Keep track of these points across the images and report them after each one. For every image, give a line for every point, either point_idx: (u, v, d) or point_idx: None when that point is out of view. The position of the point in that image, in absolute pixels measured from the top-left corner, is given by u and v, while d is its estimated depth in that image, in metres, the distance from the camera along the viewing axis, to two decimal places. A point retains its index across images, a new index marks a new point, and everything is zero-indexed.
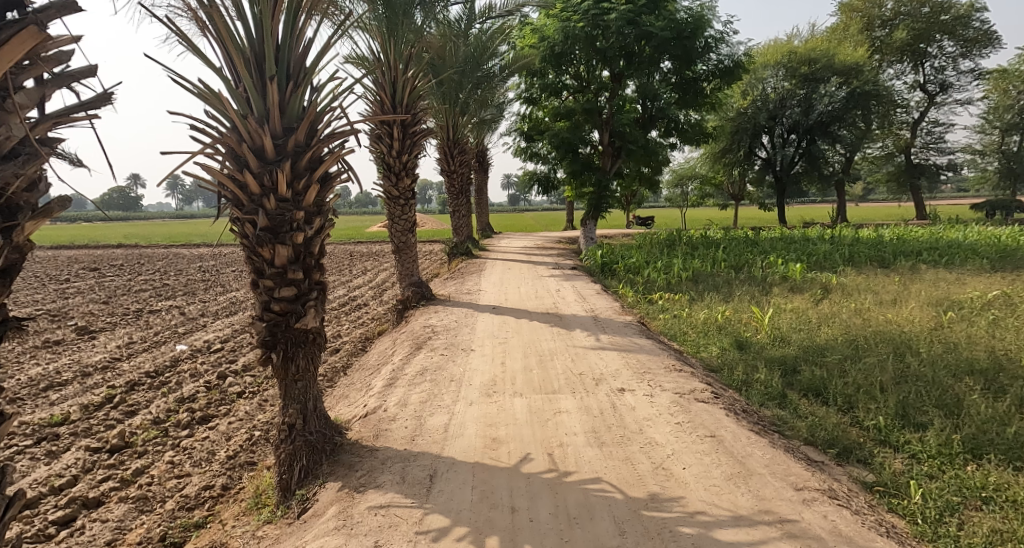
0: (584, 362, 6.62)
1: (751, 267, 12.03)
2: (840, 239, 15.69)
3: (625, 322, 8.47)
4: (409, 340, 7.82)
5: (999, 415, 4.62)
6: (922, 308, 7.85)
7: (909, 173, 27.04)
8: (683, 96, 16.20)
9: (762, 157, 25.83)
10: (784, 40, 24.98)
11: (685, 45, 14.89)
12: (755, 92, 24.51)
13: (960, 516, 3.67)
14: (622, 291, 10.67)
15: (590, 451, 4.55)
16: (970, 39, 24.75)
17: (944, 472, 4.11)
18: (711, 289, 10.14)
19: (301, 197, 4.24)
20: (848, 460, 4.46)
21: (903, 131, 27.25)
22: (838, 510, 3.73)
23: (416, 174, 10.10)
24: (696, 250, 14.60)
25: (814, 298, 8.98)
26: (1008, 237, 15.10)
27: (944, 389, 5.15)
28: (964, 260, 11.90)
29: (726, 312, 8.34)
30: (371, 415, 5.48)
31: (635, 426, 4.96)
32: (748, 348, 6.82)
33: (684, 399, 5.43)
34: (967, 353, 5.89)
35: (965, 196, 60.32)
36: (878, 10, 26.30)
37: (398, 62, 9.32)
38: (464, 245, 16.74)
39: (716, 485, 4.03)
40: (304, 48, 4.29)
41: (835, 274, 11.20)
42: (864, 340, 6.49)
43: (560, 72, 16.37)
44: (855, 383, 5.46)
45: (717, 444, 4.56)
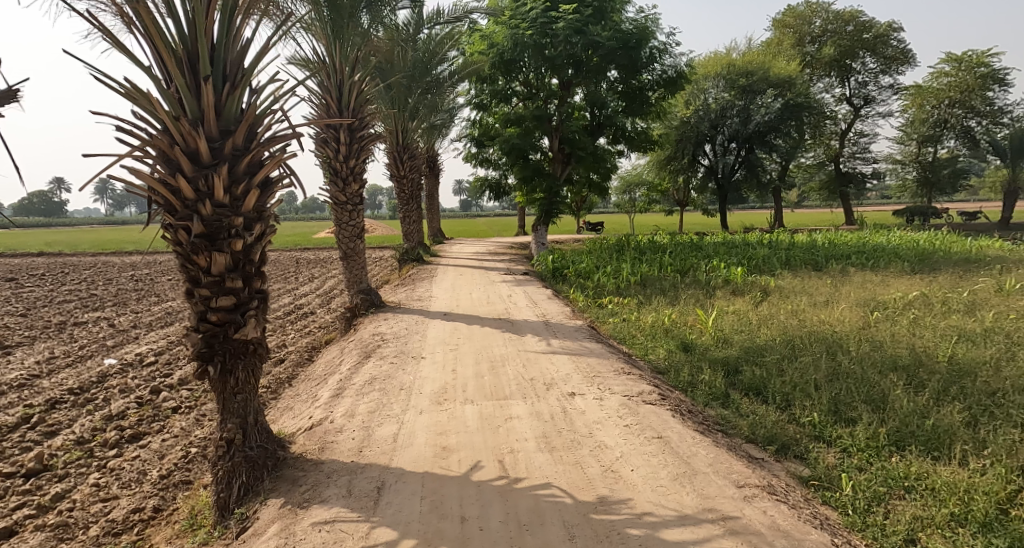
0: (536, 367, 6.65)
1: (696, 271, 12.43)
2: (777, 243, 16.40)
3: (576, 326, 8.58)
4: (358, 348, 7.66)
5: (919, 408, 4.91)
6: (852, 309, 8.31)
7: (838, 182, 28.65)
8: (630, 105, 16.56)
9: (704, 165, 26.76)
10: (723, 52, 26.08)
11: (632, 55, 15.30)
12: (697, 102, 25.30)
13: (886, 505, 3.86)
14: (573, 296, 10.82)
15: (541, 456, 4.56)
16: (889, 57, 26.54)
17: (872, 464, 4.33)
18: (659, 293, 10.40)
19: (240, 203, 4.08)
20: (786, 456, 4.64)
21: (832, 141, 28.86)
22: (776, 505, 3.88)
23: (363, 180, 9.93)
24: (644, 254, 14.95)
25: (755, 300, 9.35)
26: (926, 241, 16.22)
27: (872, 385, 5.44)
28: (888, 264, 12.71)
29: (673, 314, 8.58)
30: (318, 427, 5.32)
31: (586, 429, 5.01)
32: (693, 349, 7.03)
33: (632, 401, 5.53)
34: (891, 350, 6.26)
35: (888, 203, 64.52)
36: (807, 27, 27.83)
37: (344, 65, 9.13)
38: (415, 251, 16.54)
39: (664, 485, 4.12)
40: (242, 49, 4.14)
41: (774, 277, 11.71)
42: (800, 340, 6.80)
43: (510, 79, 16.44)
44: (791, 382, 5.71)
45: (664, 445, 4.66)
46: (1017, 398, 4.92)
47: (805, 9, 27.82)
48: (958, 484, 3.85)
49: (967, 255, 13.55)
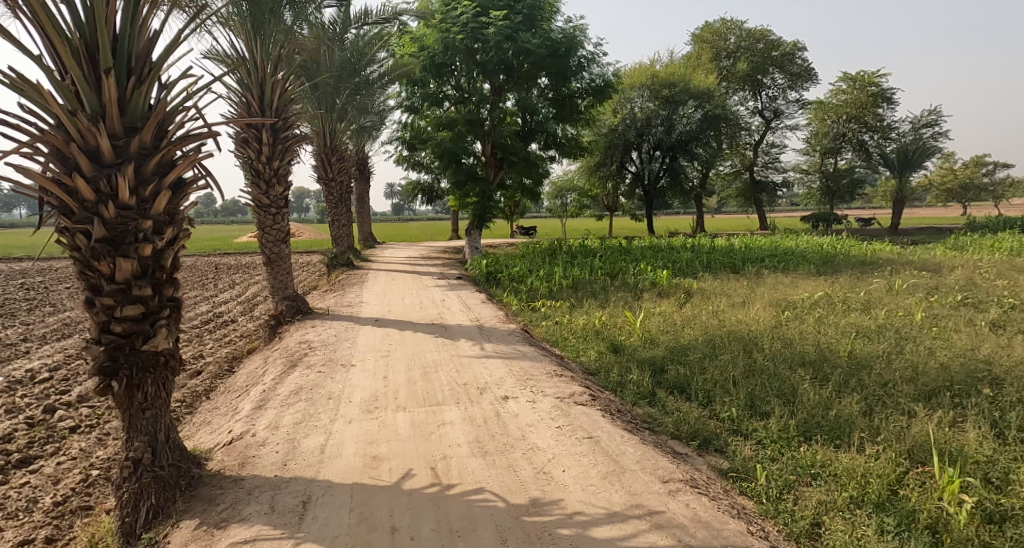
0: (469, 372, 6.63)
1: (624, 274, 12.84)
2: (699, 247, 17.21)
3: (509, 330, 8.64)
4: (282, 357, 7.34)
5: (823, 399, 5.29)
6: (766, 309, 8.83)
7: (753, 189, 30.48)
8: (560, 112, 16.85)
9: (631, 172, 27.64)
10: (648, 64, 27.12)
11: (561, 63, 15.67)
12: (624, 111, 26.16)
13: (795, 492, 4.12)
14: (507, 300, 10.88)
15: (473, 462, 4.54)
16: (795, 74, 28.59)
17: (783, 454, 4.62)
18: (589, 296, 10.66)
19: (149, 205, 3.82)
20: (707, 450, 4.87)
21: (747, 151, 30.67)
22: (698, 498, 4.06)
23: (288, 182, 9.57)
24: (575, 258, 15.26)
25: (679, 302, 9.75)
26: (829, 245, 17.51)
27: (783, 380, 5.81)
28: (796, 267, 13.63)
29: (603, 317, 8.80)
30: (238, 441, 5.06)
31: (519, 432, 5.04)
32: (622, 350, 7.25)
33: (564, 403, 5.63)
34: (800, 347, 6.72)
35: (796, 210, 69.50)
36: (723, 43, 29.40)
37: (266, 63, 8.78)
38: (345, 256, 16.05)
39: (594, 484, 4.21)
40: (149, 41, 3.89)
41: (696, 279, 12.28)
42: (719, 339, 7.16)
43: (441, 83, 16.33)
44: (712, 379, 6.00)
45: (594, 445, 4.77)
46: (905, 388, 5.40)
47: (721, 26, 29.39)
48: (856, 468, 4.16)
49: (864, 257, 14.79)
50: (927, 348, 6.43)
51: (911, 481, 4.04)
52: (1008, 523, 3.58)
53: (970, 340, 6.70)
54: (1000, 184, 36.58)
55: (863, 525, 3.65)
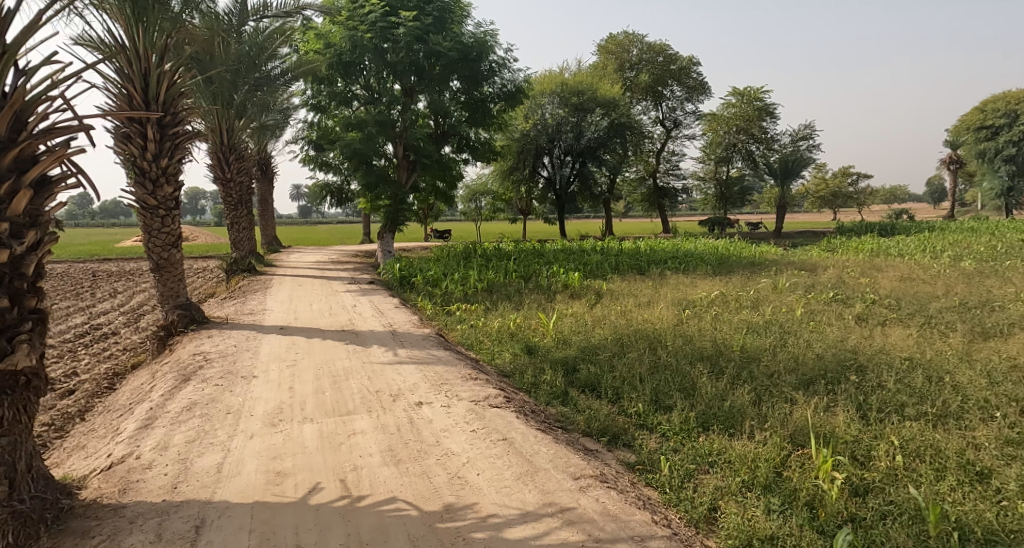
0: (381, 379, 6.45)
1: (538, 277, 13.06)
2: (608, 250, 17.86)
3: (423, 334, 8.50)
4: (173, 371, 6.77)
5: (719, 391, 5.65)
6: (669, 308, 9.31)
7: (656, 195, 32.12)
8: (473, 115, 16.86)
9: (544, 177, 28.17)
10: (557, 72, 27.77)
11: (472, 67, 15.69)
12: (535, 117, 26.53)
13: (694, 480, 4.37)
14: (421, 304, 10.71)
15: (385, 470, 4.42)
16: (691, 87, 30.48)
17: (684, 444, 4.87)
18: (504, 299, 10.74)
19: (5, 205, 3.40)
20: (616, 445, 5.07)
21: (650, 159, 32.30)
22: (607, 491, 4.19)
23: (179, 182, 8.86)
24: (490, 261, 15.33)
25: (590, 303, 10.06)
26: (723, 247, 18.80)
27: (684, 375, 6.15)
28: (695, 268, 14.50)
29: (517, 319, 8.89)
30: (119, 465, 4.60)
31: (433, 438, 4.98)
32: (536, 351, 7.36)
33: (479, 406, 5.62)
34: (699, 343, 7.14)
35: (694, 214, 74.54)
36: (626, 55, 30.69)
37: (150, 52, 8.09)
38: (247, 261, 15.10)
39: (508, 486, 4.23)
40: (2, 20, 3.45)
41: (605, 281, 12.73)
42: (627, 338, 7.46)
43: (350, 82, 15.85)
44: (621, 376, 6.23)
45: (508, 446, 4.80)
46: (787, 378, 5.88)
47: (624, 38, 30.67)
48: (747, 455, 4.46)
49: (753, 259, 16.03)
50: (805, 341, 7.07)
51: (793, 463, 4.39)
52: (870, 495, 3.98)
53: (840, 332, 7.45)
54: (864, 193, 41.11)
55: (752, 506, 3.93)
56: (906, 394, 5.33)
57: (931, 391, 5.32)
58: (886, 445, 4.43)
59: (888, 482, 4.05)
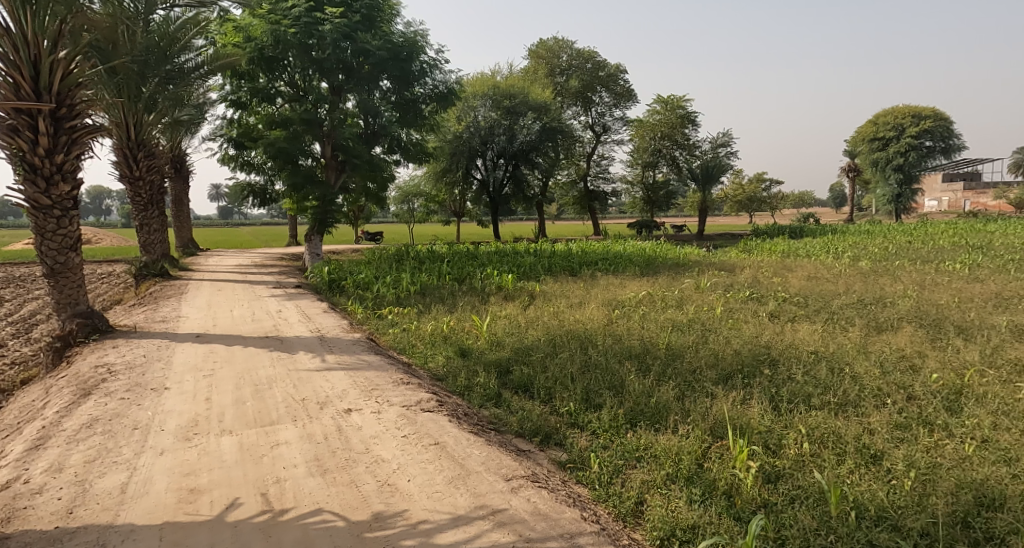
0: (308, 386, 6.21)
1: (471, 279, 13.01)
2: (541, 251, 18.04)
3: (353, 339, 8.25)
4: (72, 385, 6.22)
5: (646, 388, 5.83)
6: (600, 308, 9.53)
7: (587, 199, 32.91)
8: (404, 116, 16.56)
9: (477, 179, 28.10)
10: (488, 74, 27.79)
11: (402, 66, 15.44)
12: (467, 119, 26.39)
13: (622, 475, 4.48)
14: (352, 308, 10.40)
15: (311, 482, 4.25)
16: (619, 93, 31.43)
17: (613, 440, 4.99)
18: (437, 302, 10.61)
19: None
20: (548, 445, 5.13)
21: (581, 162, 32.99)
22: (538, 491, 4.22)
23: (77, 180, 8.18)
24: (422, 264, 15.12)
25: (523, 305, 10.13)
26: (651, 249, 19.44)
27: (613, 373, 6.30)
28: (624, 269, 14.95)
29: (451, 322, 8.80)
30: (5, 492, 4.16)
31: (362, 445, 4.84)
32: (470, 354, 7.33)
33: (411, 410, 5.51)
34: (628, 342, 7.35)
35: (623, 217, 76.94)
36: (556, 60, 31.25)
37: (40, 38, 7.41)
38: (159, 265, 14.12)
39: (439, 491, 4.17)
40: None
41: (538, 282, 12.85)
42: (560, 338, 7.57)
43: (272, 77, 15.23)
44: (553, 376, 6.31)
45: (440, 450, 4.74)
46: (709, 373, 6.16)
47: (554, 44, 31.22)
48: (671, 448, 4.62)
49: (678, 260, 16.70)
50: (724, 337, 7.45)
51: (712, 454, 4.59)
52: (780, 480, 4.23)
53: (755, 328, 7.90)
54: (776, 198, 43.89)
55: (675, 497, 4.07)
56: (813, 385, 5.71)
57: (834, 381, 5.74)
58: (795, 434, 4.72)
59: (795, 468, 4.32)
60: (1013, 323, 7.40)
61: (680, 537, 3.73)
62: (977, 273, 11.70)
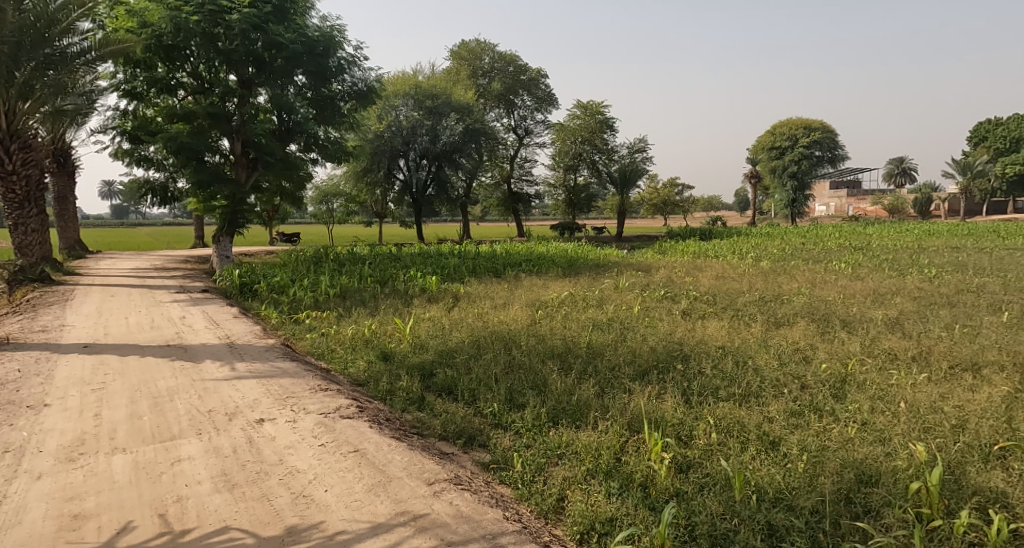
0: (215, 396, 5.85)
1: (395, 281, 12.76)
2: (465, 253, 18.01)
3: (266, 346, 7.86)
4: None
5: (568, 386, 5.96)
6: (523, 309, 9.63)
7: (511, 200, 33.24)
8: (321, 113, 15.98)
9: (399, 180, 27.60)
10: (410, 74, 27.44)
11: (319, 62, 14.90)
12: (389, 118, 25.87)
13: (545, 473, 4.56)
14: (265, 313, 9.91)
15: (216, 498, 4.00)
16: (540, 97, 32.03)
17: (536, 439, 5.06)
18: (358, 305, 10.33)
19: None
20: (472, 446, 5.12)
21: (505, 164, 33.26)
22: (461, 494, 4.20)
23: None
24: (342, 266, 14.67)
25: (447, 307, 10.05)
26: (573, 250, 19.91)
27: (536, 373, 6.40)
28: (547, 270, 15.21)
29: (372, 325, 8.59)
30: None
31: (275, 457, 4.62)
32: (392, 358, 7.18)
33: (329, 418, 5.32)
34: (551, 342, 7.49)
35: (546, 220, 78.35)
36: (479, 62, 31.33)
37: None
38: (40, 270, 12.91)
39: (358, 499, 4.06)
40: None
41: (463, 284, 12.81)
42: (484, 340, 7.59)
43: (172, 67, 14.32)
44: (477, 378, 6.31)
45: (360, 457, 4.61)
46: (627, 370, 6.40)
47: (476, 46, 31.34)
48: (590, 444, 4.76)
49: (599, 261, 17.22)
50: (642, 335, 7.76)
51: (629, 447, 4.77)
52: (691, 470, 4.47)
53: (669, 326, 8.30)
54: (688, 202, 46.29)
55: (595, 492, 4.19)
56: (721, 378, 6.08)
57: (739, 374, 6.13)
58: (704, 425, 5.00)
59: (704, 457, 4.58)
60: (887, 316, 8.25)
61: (599, 530, 3.85)
62: (859, 271, 12.92)
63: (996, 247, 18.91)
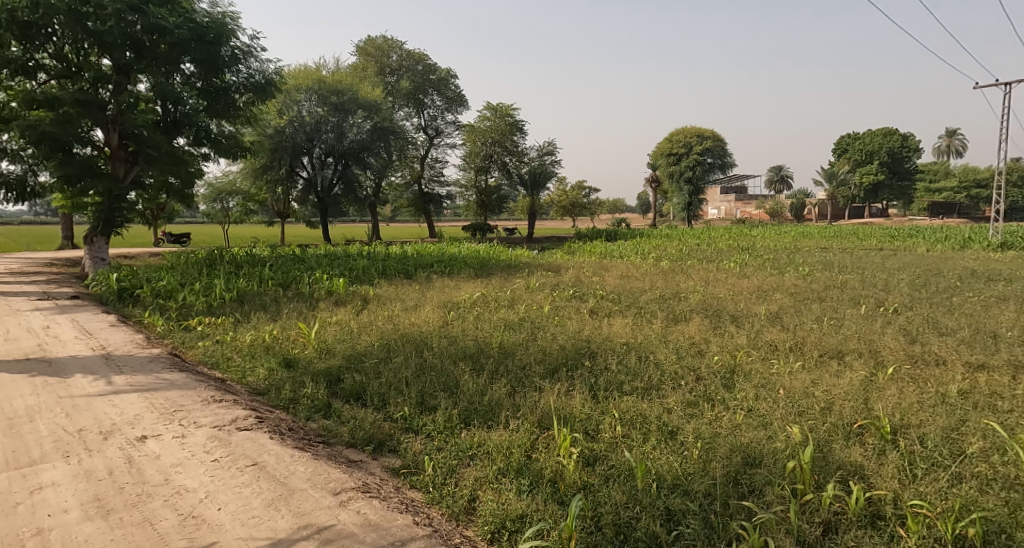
0: (88, 414, 5.29)
1: (298, 284, 12.18)
2: (374, 254, 17.57)
3: (150, 356, 7.21)
4: None
5: (479, 387, 5.98)
6: (434, 310, 9.55)
7: (422, 201, 32.82)
8: (213, 105, 14.94)
9: (303, 177, 26.31)
10: (313, 68, 26.34)
11: (209, 50, 13.91)
12: (290, 113, 24.62)
13: (457, 474, 4.53)
14: (149, 320, 9.09)
15: (88, 527, 3.62)
16: (450, 98, 31.94)
17: (448, 441, 5.02)
18: (258, 309, 9.75)
19: None
20: (381, 452, 5.00)
21: (415, 164, 32.80)
22: (369, 502, 4.08)
23: None
24: (241, 268, 13.79)
25: (355, 309, 9.75)
26: (484, 251, 20.03)
27: (448, 375, 6.35)
28: (459, 271, 15.18)
29: (274, 331, 8.14)
30: None
31: (160, 476, 4.25)
32: (295, 364, 6.84)
33: (223, 431, 4.97)
34: (462, 343, 7.47)
35: (457, 220, 78.18)
36: (386, 60, 30.69)
37: None
38: None
39: (255, 516, 3.83)
40: None
41: (372, 286, 12.48)
42: (394, 343, 7.42)
43: (31, 47, 12.74)
44: (387, 382, 6.17)
45: (258, 471, 4.35)
46: (537, 369, 6.52)
47: (383, 42, 30.66)
48: (502, 443, 4.80)
49: (510, 261, 17.42)
50: (551, 334, 7.95)
51: (540, 444, 4.86)
52: (597, 462, 4.63)
53: (578, 324, 8.56)
54: (595, 204, 48.05)
55: (505, 490, 4.24)
56: (625, 373, 6.36)
57: (641, 369, 6.45)
58: (609, 418, 5.20)
59: (609, 449, 4.77)
60: (770, 310, 9.01)
61: (510, 527, 3.89)
62: (746, 270, 14.03)
63: (859, 248, 21.27)
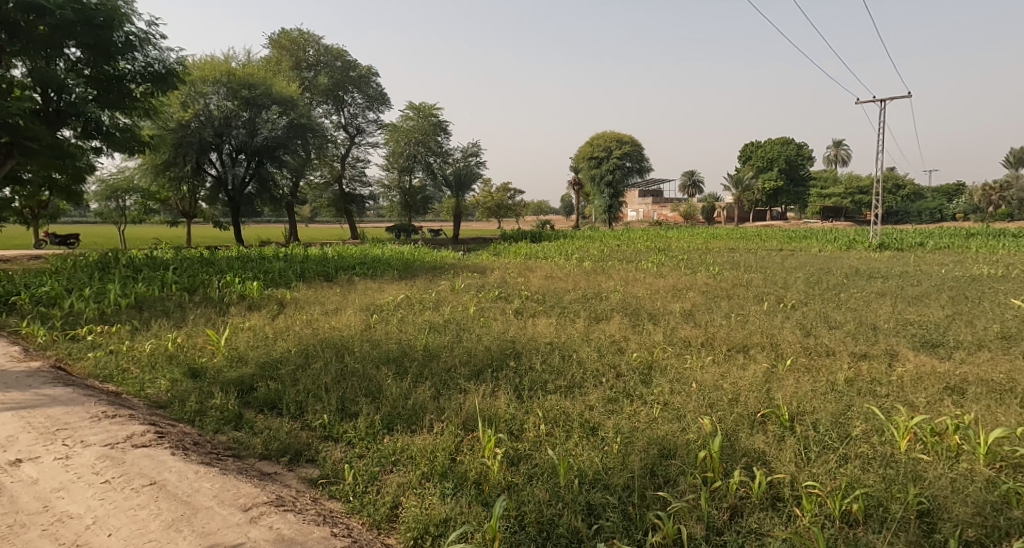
0: None
1: (206, 288, 11.44)
2: (291, 256, 16.82)
3: (29, 370, 6.50)
4: None
5: (403, 391, 5.84)
6: (356, 313, 9.26)
7: (343, 201, 31.77)
8: (105, 95, 13.78)
9: (212, 174, 24.65)
10: (221, 59, 24.84)
11: (98, 34, 12.80)
12: (196, 106, 22.93)
13: (378, 481, 4.41)
14: (29, 331, 8.20)
15: None
16: (371, 96, 31.24)
17: (369, 448, 4.87)
18: (159, 316, 9.05)
19: None
20: (298, 463, 4.78)
21: (335, 163, 31.73)
22: (282, 516, 3.87)
23: None
24: (140, 272, 12.76)
25: (270, 314, 9.27)
26: (408, 253, 19.68)
27: (370, 380, 6.16)
28: (381, 273, 14.82)
29: (178, 339, 7.57)
30: None
31: (39, 504, 3.84)
32: (203, 374, 6.40)
33: (116, 449, 4.56)
34: (385, 346, 7.28)
35: (380, 221, 76.43)
36: (302, 54, 29.50)
37: None
38: None
39: (153, 540, 3.54)
40: None
41: (289, 289, 11.92)
42: (313, 348, 7.13)
43: None
44: (305, 389, 5.90)
45: (157, 490, 4.03)
46: (462, 371, 6.47)
47: (299, 36, 29.43)
48: (425, 447, 4.72)
49: (435, 263, 17.22)
50: (477, 335, 7.93)
51: (463, 446, 4.82)
52: (521, 462, 4.65)
53: (503, 325, 8.59)
54: (520, 206, 48.53)
55: (429, 494, 4.16)
56: (549, 372, 6.43)
57: (565, 367, 6.56)
58: (534, 417, 5.25)
59: (533, 448, 4.80)
60: (684, 308, 9.45)
61: (432, 532, 3.83)
62: (662, 270, 14.64)
63: (764, 249, 22.80)
